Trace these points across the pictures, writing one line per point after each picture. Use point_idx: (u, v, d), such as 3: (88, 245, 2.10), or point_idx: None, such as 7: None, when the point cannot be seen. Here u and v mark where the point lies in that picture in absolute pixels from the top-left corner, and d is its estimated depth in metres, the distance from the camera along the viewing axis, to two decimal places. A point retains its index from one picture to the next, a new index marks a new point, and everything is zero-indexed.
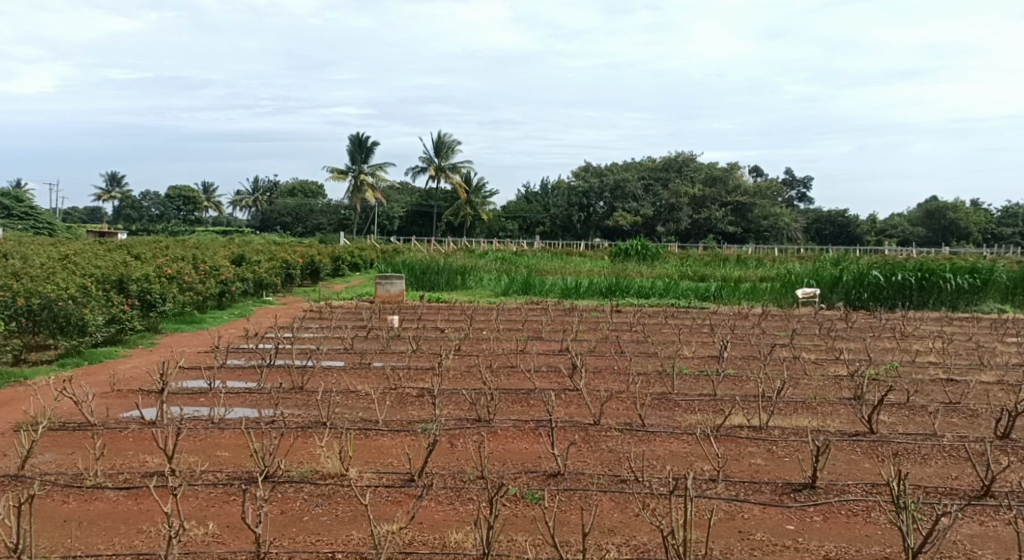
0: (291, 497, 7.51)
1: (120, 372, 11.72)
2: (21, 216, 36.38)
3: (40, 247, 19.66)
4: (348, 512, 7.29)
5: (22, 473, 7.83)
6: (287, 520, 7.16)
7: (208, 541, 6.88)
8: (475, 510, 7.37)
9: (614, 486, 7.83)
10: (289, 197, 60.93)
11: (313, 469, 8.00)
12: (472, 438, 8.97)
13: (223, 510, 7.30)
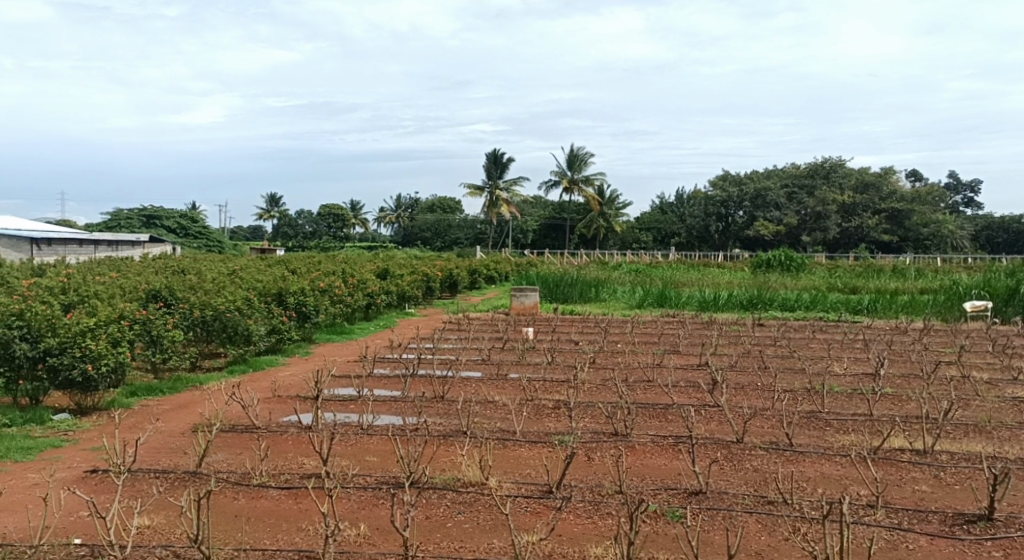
0: (434, 503, 7.74)
1: (280, 379, 12.46)
2: (196, 234, 39.35)
3: (211, 263, 21.19)
4: (489, 521, 7.45)
5: (199, 469, 8.41)
6: (432, 526, 7.38)
7: (360, 542, 7.17)
8: (615, 525, 7.37)
9: (761, 507, 7.69)
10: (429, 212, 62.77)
11: (455, 478, 8.23)
12: (610, 451, 9.02)
13: (373, 513, 7.60)
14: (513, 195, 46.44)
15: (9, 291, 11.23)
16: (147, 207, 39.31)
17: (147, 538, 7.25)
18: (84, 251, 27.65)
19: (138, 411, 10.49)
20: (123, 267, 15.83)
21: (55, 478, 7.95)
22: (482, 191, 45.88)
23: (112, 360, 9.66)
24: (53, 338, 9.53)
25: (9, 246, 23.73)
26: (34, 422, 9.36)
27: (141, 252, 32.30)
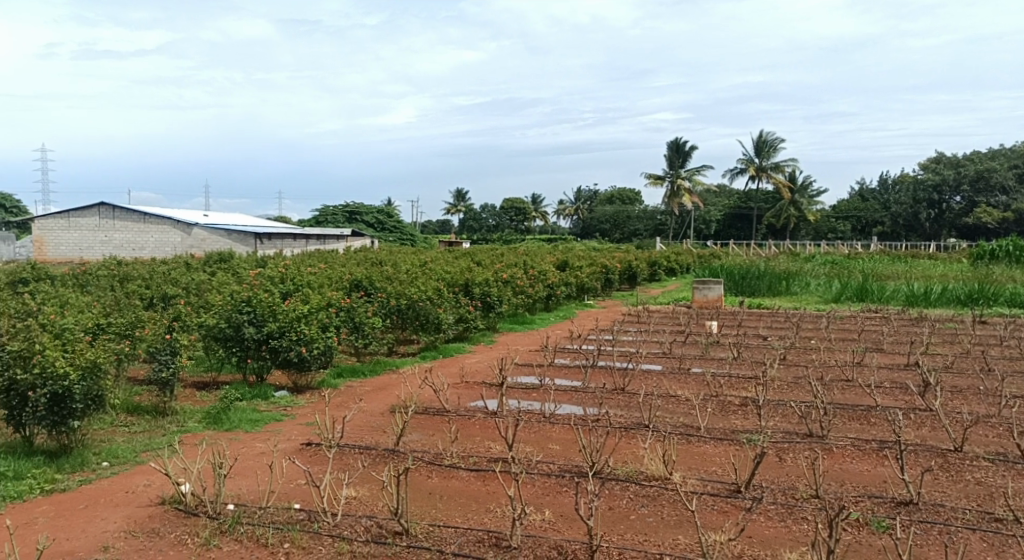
0: (618, 494, 7.75)
1: (468, 366, 13.04)
2: (392, 229, 41.63)
3: (404, 255, 22.44)
4: (673, 516, 7.38)
5: (397, 447, 8.69)
6: (616, 517, 7.39)
7: (545, 527, 7.01)
8: (811, 531, 7.20)
9: (986, 525, 7.27)
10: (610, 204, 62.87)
11: (637, 470, 8.22)
12: (804, 453, 8.82)
13: (556, 500, 7.49)
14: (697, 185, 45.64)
15: (236, 281, 12.49)
16: (350, 204, 41.98)
17: (354, 508, 7.34)
18: (298, 244, 29.97)
19: (344, 391, 11.32)
20: (328, 259, 17.09)
21: (278, 448, 8.74)
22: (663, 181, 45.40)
23: (322, 344, 10.55)
24: (274, 322, 10.51)
25: (237, 240, 26.16)
26: (258, 397, 10.39)
27: (344, 245, 34.57)
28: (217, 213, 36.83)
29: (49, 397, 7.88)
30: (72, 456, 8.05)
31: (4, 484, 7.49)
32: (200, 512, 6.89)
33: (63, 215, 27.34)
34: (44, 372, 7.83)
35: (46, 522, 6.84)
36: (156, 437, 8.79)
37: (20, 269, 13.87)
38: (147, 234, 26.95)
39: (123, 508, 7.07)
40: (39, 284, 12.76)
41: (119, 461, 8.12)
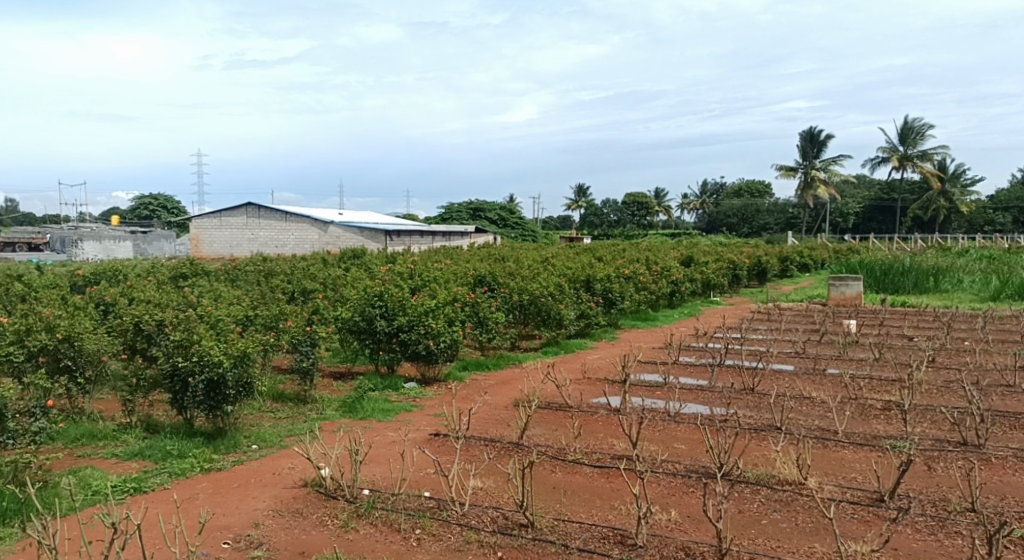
0: (747, 498, 7.62)
1: (590, 362, 13.07)
2: (514, 225, 42.10)
3: (527, 251, 22.65)
4: (809, 523, 7.17)
5: (522, 441, 8.64)
6: (747, 521, 7.24)
7: (672, 527, 6.91)
8: (965, 546, 6.87)
9: None
10: (737, 198, 61.40)
11: (769, 473, 8.03)
12: (957, 463, 8.42)
13: (683, 500, 7.37)
14: (834, 175, 43.99)
15: (369, 276, 13.02)
16: (474, 201, 42.74)
17: (481, 498, 7.32)
18: (424, 241, 30.80)
19: (470, 384, 11.50)
20: (453, 255, 17.48)
21: (408, 437, 9.01)
22: (796, 172, 44.01)
23: (448, 337, 10.83)
24: (404, 316, 10.87)
25: (369, 237, 27.06)
26: (390, 388, 10.80)
27: (469, 242, 35.21)
28: (350, 212, 38.29)
29: (206, 383, 8.53)
30: (226, 438, 8.65)
31: (168, 462, 8.14)
32: (338, 496, 7.24)
33: (214, 215, 29.16)
34: (201, 359, 8.47)
35: (204, 498, 7.37)
36: (299, 423, 9.31)
37: (179, 264, 14.93)
38: (288, 232, 28.38)
39: (271, 488, 7.53)
40: (195, 279, 13.69)
41: (267, 444, 8.66)
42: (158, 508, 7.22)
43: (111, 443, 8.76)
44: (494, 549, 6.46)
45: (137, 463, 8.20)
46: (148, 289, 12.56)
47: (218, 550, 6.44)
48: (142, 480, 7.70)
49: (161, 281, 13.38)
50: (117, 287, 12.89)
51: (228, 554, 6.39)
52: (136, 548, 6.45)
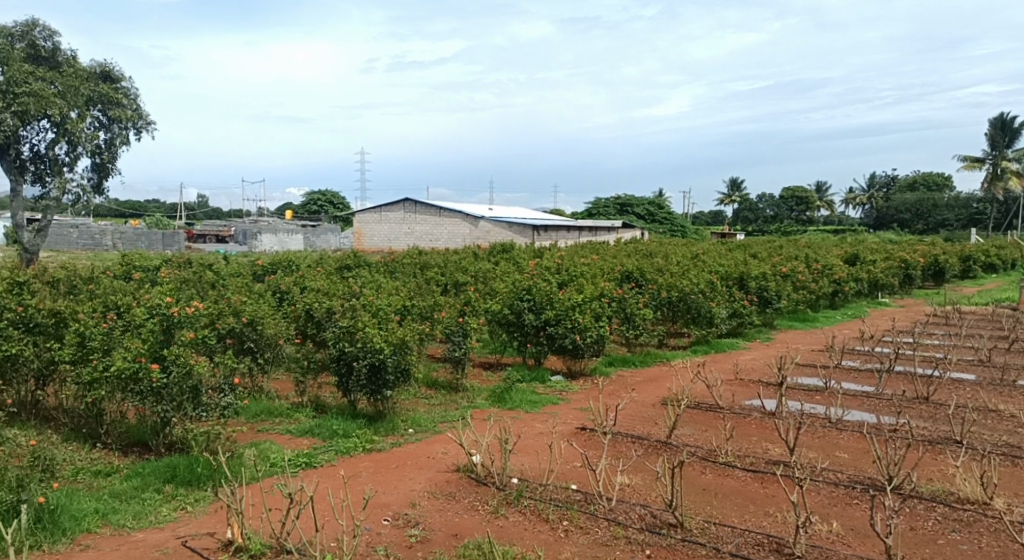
0: (921, 514, 7.20)
1: (742, 363, 12.76)
2: (662, 220, 41.53)
3: (679, 247, 22.29)
4: (994, 548, 6.70)
5: (670, 440, 8.55)
6: (920, 539, 6.84)
7: (833, 539, 6.65)
8: None
9: None
10: (911, 192, 58.10)
11: (946, 491, 7.57)
12: None
13: (846, 512, 7.07)
14: None
15: (518, 270, 13.24)
16: (623, 196, 42.63)
17: (628, 494, 7.32)
18: (572, 236, 30.95)
19: (616, 380, 11.46)
20: (601, 251, 17.45)
21: (556, 430, 9.10)
22: (983, 165, 41.12)
23: (595, 332, 10.85)
24: (551, 310, 11.00)
25: (517, 231, 27.40)
26: (537, 380, 10.97)
27: (618, 237, 35.01)
28: (503, 207, 38.97)
29: (369, 367, 9.02)
30: (385, 422, 9.13)
31: (335, 440, 8.66)
32: (489, 483, 7.44)
33: (375, 209, 30.48)
34: (365, 345, 8.97)
35: (367, 476, 7.77)
36: (452, 410, 9.65)
37: (345, 256, 15.70)
38: (442, 226, 29.22)
39: (426, 471, 7.86)
40: (358, 270, 14.37)
41: (422, 429, 9.07)
42: (327, 482, 7.68)
43: (286, 420, 9.44)
44: (642, 547, 6.46)
45: (308, 440, 8.77)
46: (318, 279, 13.32)
47: (379, 526, 6.76)
48: (312, 456, 8.21)
49: (329, 272, 14.16)
50: (291, 277, 13.74)
51: (387, 530, 6.69)
52: (310, 518, 6.86)
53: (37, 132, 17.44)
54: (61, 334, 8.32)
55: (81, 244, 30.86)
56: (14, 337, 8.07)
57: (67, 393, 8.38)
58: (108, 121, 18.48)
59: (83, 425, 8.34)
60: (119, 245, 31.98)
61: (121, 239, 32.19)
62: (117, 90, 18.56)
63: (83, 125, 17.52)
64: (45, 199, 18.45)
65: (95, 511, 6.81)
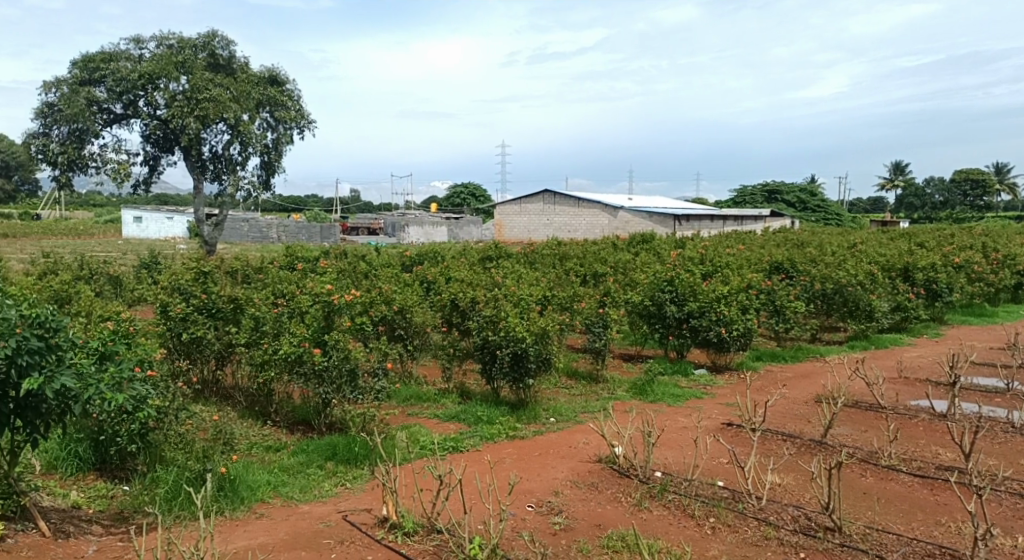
0: None
1: (908, 360, 11.98)
2: (815, 208, 39.79)
3: (839, 237, 21.23)
4: None
5: (826, 440, 8.11)
6: None
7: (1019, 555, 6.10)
8: None
9: None
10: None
11: None
12: None
13: None
14: None
15: (660, 261, 12.98)
16: (773, 183, 41.59)
17: (780, 494, 6.98)
18: (715, 227, 30.24)
19: (764, 375, 11.02)
20: (750, 241, 16.88)
21: (702, 424, 8.82)
22: None
23: (742, 325, 10.44)
24: (695, 302, 10.65)
25: (658, 221, 26.91)
26: (679, 373, 10.68)
27: (766, 226, 33.75)
28: (649, 197, 38.42)
29: (512, 356, 9.05)
30: (528, 410, 9.16)
31: (480, 426, 8.77)
32: (632, 476, 7.28)
33: (515, 201, 30.73)
34: (508, 334, 9.01)
35: (511, 463, 7.80)
36: (592, 401, 9.58)
37: (487, 247, 15.86)
38: (581, 216, 29.10)
39: (567, 460, 7.79)
40: (500, 261, 14.48)
41: (564, 419, 9.07)
42: (472, 467, 7.77)
43: (433, 405, 9.65)
44: (796, 549, 6.14)
45: (454, 425, 8.92)
46: (463, 269, 13.52)
47: (523, 512, 6.74)
48: (459, 441, 8.34)
49: (472, 262, 14.35)
50: (437, 267, 14.01)
51: (532, 517, 6.67)
52: (456, 501, 6.94)
53: (216, 134, 18.40)
54: (239, 319, 8.70)
55: (249, 236, 33.05)
56: (198, 320, 8.50)
57: (242, 373, 8.93)
58: (275, 122, 19.23)
59: (256, 403, 8.90)
60: (282, 236, 33.77)
61: (284, 231, 34.00)
62: (283, 93, 19.33)
63: (255, 126, 18.30)
64: (221, 196, 19.43)
65: (268, 482, 7.12)
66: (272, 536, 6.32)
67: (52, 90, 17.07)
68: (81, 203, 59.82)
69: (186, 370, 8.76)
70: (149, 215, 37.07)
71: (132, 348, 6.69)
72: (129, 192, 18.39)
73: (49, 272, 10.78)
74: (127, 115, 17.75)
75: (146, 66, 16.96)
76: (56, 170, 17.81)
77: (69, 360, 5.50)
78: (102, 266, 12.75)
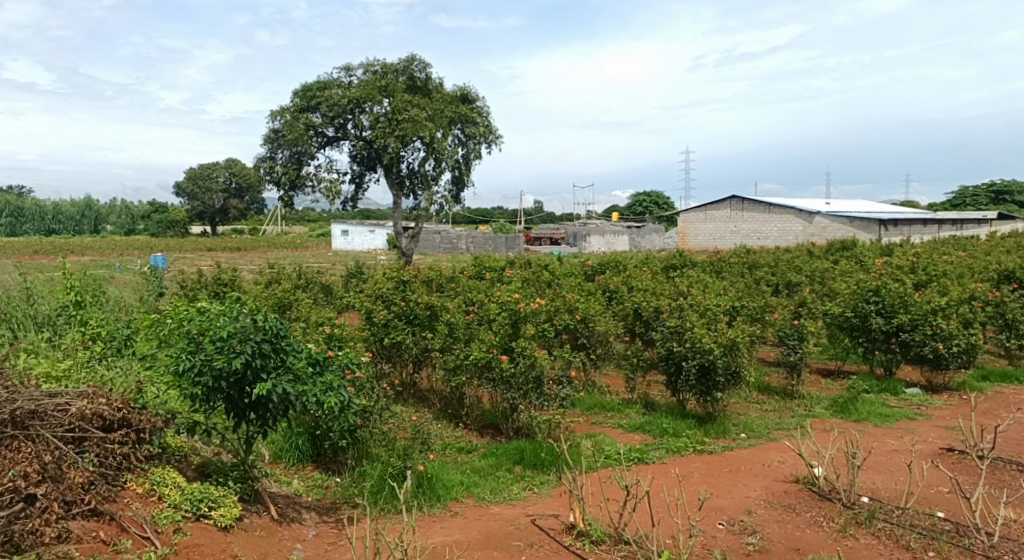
0: None
1: None
2: None
3: None
4: None
5: None
6: None
7: None
8: None
9: None
10: None
11: None
12: None
13: None
14: None
15: (862, 269, 12.18)
16: (1001, 184, 38.50)
17: (1015, 532, 6.30)
18: (929, 231, 28.04)
19: (992, 397, 10.05)
20: (971, 247, 15.50)
21: (916, 448, 8.16)
22: None
23: (964, 341, 9.68)
24: (906, 314, 9.89)
25: (860, 227, 25.42)
26: (888, 392, 9.98)
27: (991, 228, 30.79)
28: (853, 201, 36.25)
29: (699, 368, 8.81)
30: (716, 424, 8.86)
31: (665, 439, 8.57)
32: (836, 500, 6.84)
33: (700, 208, 30.05)
34: (694, 345, 8.76)
35: (700, 477, 7.56)
36: (787, 418, 9.14)
37: (672, 255, 15.53)
38: (773, 223, 27.97)
39: (762, 479, 7.45)
40: (685, 270, 14.14)
41: (755, 435, 8.70)
42: (661, 479, 7.59)
43: (617, 415, 9.55)
44: None
45: (640, 436, 8.77)
46: (646, 278, 13.31)
47: (715, 529, 6.49)
48: (644, 452, 8.19)
49: (655, 271, 14.11)
50: (619, 276, 13.90)
51: (724, 535, 6.40)
52: (646, 514, 6.80)
53: (413, 151, 19.24)
54: (434, 326, 8.94)
55: (439, 247, 34.57)
56: (398, 326, 8.89)
57: (436, 377, 9.24)
58: (466, 137, 19.83)
59: (449, 405, 9.16)
60: (471, 247, 34.79)
61: (473, 242, 35.06)
62: (473, 110, 19.87)
63: (447, 142, 18.94)
64: (417, 210, 20.27)
65: (461, 482, 7.28)
66: (466, 534, 6.44)
67: (276, 118, 18.52)
68: (297, 217, 64.54)
69: (388, 372, 9.21)
70: (355, 229, 39.41)
71: (341, 351, 7.16)
72: (339, 208, 19.63)
73: (272, 281, 11.67)
74: (338, 137, 18.93)
75: (354, 92, 17.99)
76: (279, 190, 19.33)
77: (292, 365, 5.83)
78: (313, 275, 13.62)
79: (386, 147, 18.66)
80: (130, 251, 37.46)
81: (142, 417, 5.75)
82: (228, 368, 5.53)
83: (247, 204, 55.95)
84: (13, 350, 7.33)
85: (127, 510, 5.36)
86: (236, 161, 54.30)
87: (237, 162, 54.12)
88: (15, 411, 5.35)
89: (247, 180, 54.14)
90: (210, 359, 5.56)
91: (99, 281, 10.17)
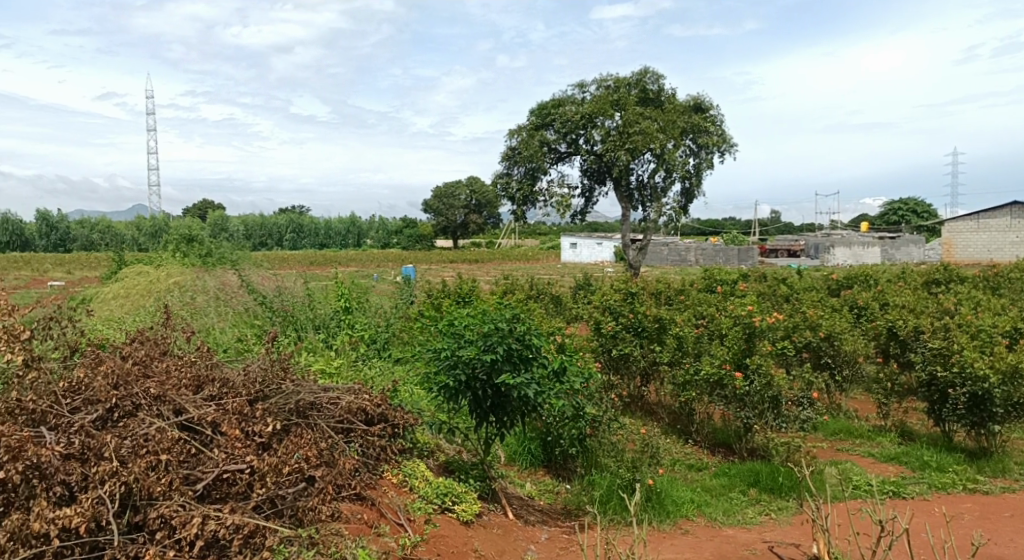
0: None
1: None
2: None
3: None
4: None
5: None
6: None
7: None
8: None
9: None
10: None
11: None
12: None
13: None
14: None
15: None
16: None
17: None
18: None
19: None
20: None
21: None
22: None
23: None
24: None
25: None
26: None
27: None
28: None
29: (969, 397, 7.65)
30: (992, 460, 7.67)
31: (927, 473, 7.52)
32: None
33: (971, 216, 27.05)
34: (963, 371, 7.61)
35: (972, 520, 6.50)
36: None
37: (933, 269, 13.92)
38: None
39: None
40: (951, 286, 12.59)
41: None
42: (923, 518, 6.63)
43: (867, 443, 8.57)
44: None
45: (894, 468, 7.76)
46: (903, 295, 11.97)
47: None
48: (900, 485, 7.21)
49: (914, 287, 12.67)
50: (869, 291, 12.63)
51: None
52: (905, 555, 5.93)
53: (643, 164, 18.81)
54: (662, 338, 8.38)
55: (669, 260, 33.80)
56: (626, 337, 8.52)
57: (664, 391, 8.73)
58: (699, 147, 19.08)
59: (679, 421, 8.64)
60: (701, 260, 33.71)
61: (702, 255, 33.97)
62: (707, 119, 19.12)
63: (679, 152, 18.31)
64: (645, 222, 19.81)
65: (691, 500, 6.76)
66: (697, 554, 5.91)
67: (513, 136, 18.83)
68: (530, 231, 66.17)
69: (615, 384, 8.84)
70: (585, 242, 39.60)
71: (576, 359, 6.86)
72: (570, 222, 19.60)
73: (508, 291, 11.73)
74: (570, 153, 18.91)
75: (588, 107, 17.92)
76: (514, 205, 19.58)
77: (542, 365, 5.70)
78: (545, 286, 13.56)
79: (616, 161, 18.38)
80: (385, 263, 40.07)
81: (399, 414, 5.75)
82: (480, 361, 5.43)
83: (486, 219, 58.08)
84: (298, 347, 7.81)
85: (384, 496, 5.35)
86: (478, 178, 56.50)
87: (478, 179, 56.36)
88: (298, 401, 5.45)
89: (486, 196, 56.20)
90: (464, 354, 5.47)
91: (369, 291, 10.59)
